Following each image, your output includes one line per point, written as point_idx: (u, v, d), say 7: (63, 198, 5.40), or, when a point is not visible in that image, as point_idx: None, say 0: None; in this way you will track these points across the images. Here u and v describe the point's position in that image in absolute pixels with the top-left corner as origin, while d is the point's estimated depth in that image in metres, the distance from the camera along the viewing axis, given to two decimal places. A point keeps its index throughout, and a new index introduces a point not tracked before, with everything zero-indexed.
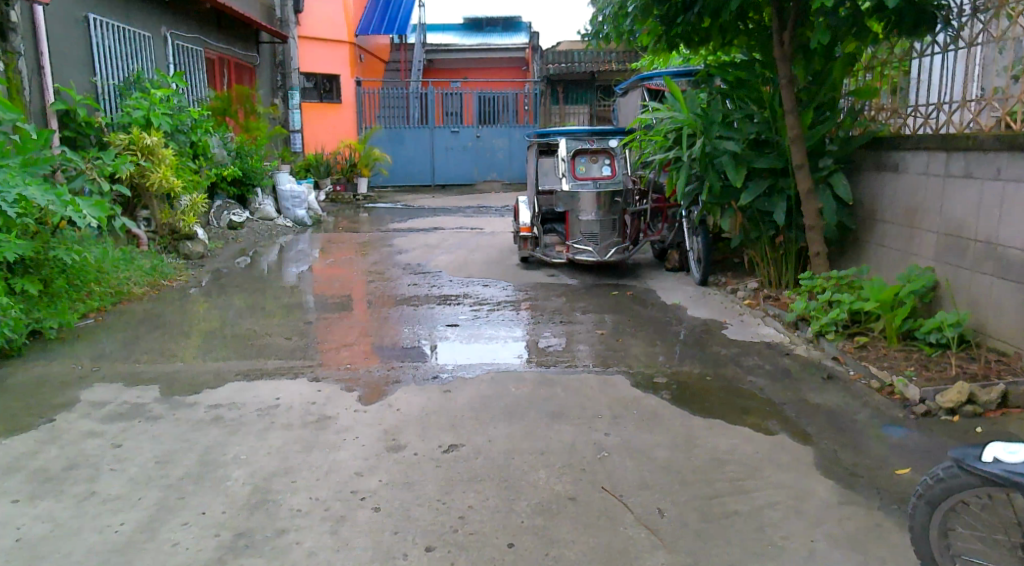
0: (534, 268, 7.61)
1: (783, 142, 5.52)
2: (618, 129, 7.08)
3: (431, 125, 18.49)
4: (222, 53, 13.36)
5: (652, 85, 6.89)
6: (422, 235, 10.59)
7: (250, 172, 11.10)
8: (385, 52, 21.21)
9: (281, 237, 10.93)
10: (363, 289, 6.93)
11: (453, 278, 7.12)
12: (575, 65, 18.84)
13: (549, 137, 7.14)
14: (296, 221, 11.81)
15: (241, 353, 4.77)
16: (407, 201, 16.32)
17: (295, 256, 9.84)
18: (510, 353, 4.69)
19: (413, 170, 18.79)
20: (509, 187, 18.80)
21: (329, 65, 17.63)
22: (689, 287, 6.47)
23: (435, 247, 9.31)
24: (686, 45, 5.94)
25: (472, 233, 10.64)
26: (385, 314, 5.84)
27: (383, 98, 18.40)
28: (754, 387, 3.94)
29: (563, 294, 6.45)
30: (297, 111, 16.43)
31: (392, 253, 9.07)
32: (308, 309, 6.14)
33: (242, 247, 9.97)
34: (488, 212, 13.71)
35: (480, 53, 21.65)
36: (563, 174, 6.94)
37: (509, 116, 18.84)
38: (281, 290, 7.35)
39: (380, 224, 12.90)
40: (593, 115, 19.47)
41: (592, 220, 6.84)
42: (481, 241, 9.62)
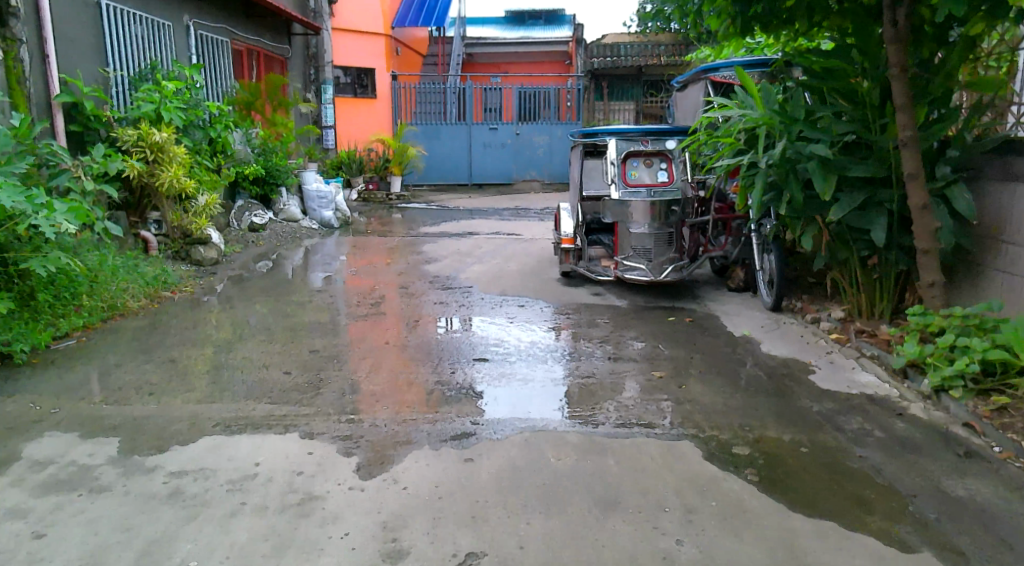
0: (576, 284, 6.77)
1: (885, 145, 4.56)
2: (677, 128, 6.15)
3: (469, 121, 17.73)
4: (251, 43, 12.73)
5: (717, 78, 5.95)
6: (454, 240, 9.82)
7: (273, 170, 10.42)
8: (422, 46, 20.51)
9: (305, 240, 10.25)
10: (384, 304, 6.16)
11: (485, 296, 6.30)
12: (621, 59, 17.91)
13: (597, 137, 6.26)
14: (322, 223, 11.10)
15: (230, 390, 4.01)
16: (442, 200, 15.59)
17: (318, 262, 9.14)
18: (548, 402, 3.85)
19: (449, 168, 18.06)
20: (549, 187, 17.96)
21: (364, 59, 16.98)
22: (758, 313, 5.57)
23: (468, 255, 8.51)
24: (764, 30, 5.02)
25: (509, 238, 9.82)
26: (404, 340, 5.05)
27: (420, 92, 17.71)
28: (865, 465, 3.07)
29: (611, 319, 5.60)
30: (329, 106, 15.89)
31: (421, 261, 8.29)
32: (319, 328, 5.39)
33: (262, 251, 9.31)
34: (526, 215, 12.88)
35: (521, 46, 20.82)
36: (613, 180, 6.04)
37: (550, 112, 17.90)
38: (295, 302, 6.61)
39: (411, 226, 12.16)
40: (639, 111, 18.49)
41: (644, 233, 5.94)
42: (517, 248, 8.80)
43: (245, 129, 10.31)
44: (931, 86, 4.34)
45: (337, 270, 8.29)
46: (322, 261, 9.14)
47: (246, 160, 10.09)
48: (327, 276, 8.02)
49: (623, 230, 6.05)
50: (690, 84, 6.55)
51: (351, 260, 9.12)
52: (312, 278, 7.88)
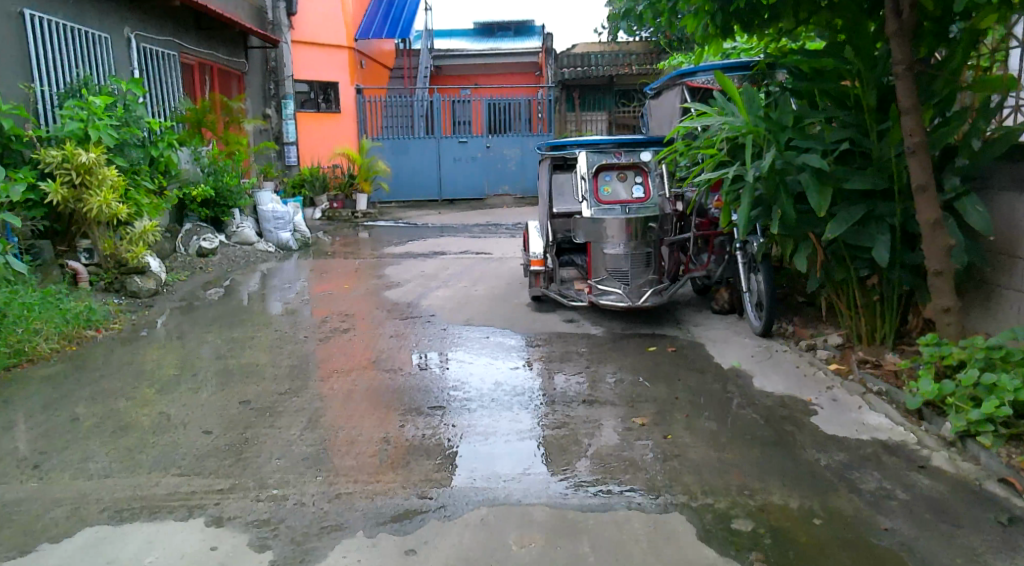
0: (548, 310, 6.22)
1: (885, 152, 4.05)
2: (652, 138, 5.63)
3: (438, 135, 17.19)
4: (203, 58, 12.10)
5: (694, 83, 5.45)
6: (420, 262, 9.22)
7: (225, 191, 9.76)
8: (388, 59, 19.98)
9: (260, 264, 9.60)
10: (335, 337, 5.55)
11: (449, 326, 5.71)
12: (592, 69, 17.50)
13: (565, 150, 5.73)
14: (280, 245, 10.45)
15: (136, 457, 3.39)
16: (410, 217, 14.99)
17: (272, 288, 8.49)
18: (513, 461, 3.27)
19: (418, 184, 17.48)
20: (522, 201, 17.42)
21: (327, 72, 16.37)
22: (747, 340, 5.05)
23: (433, 278, 7.92)
24: (745, 27, 4.52)
25: (478, 258, 9.24)
26: (353, 382, 4.45)
27: (386, 106, 17.11)
28: (893, 543, 2.53)
29: (585, 350, 5.05)
30: (291, 122, 15.28)
31: (383, 286, 7.69)
32: (258, 369, 4.77)
33: (211, 278, 8.65)
34: (497, 231, 12.30)
35: (490, 58, 20.37)
36: (583, 197, 5.51)
37: (522, 124, 17.48)
38: (236, 335, 5.99)
39: (376, 246, 11.55)
40: (612, 122, 18.02)
41: (619, 253, 5.41)
42: (486, 270, 8.24)
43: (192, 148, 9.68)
44: (936, 85, 3.86)
45: (291, 298, 7.65)
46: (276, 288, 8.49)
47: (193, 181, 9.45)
48: (279, 304, 7.39)
49: (596, 250, 5.51)
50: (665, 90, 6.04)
51: (308, 286, 8.49)
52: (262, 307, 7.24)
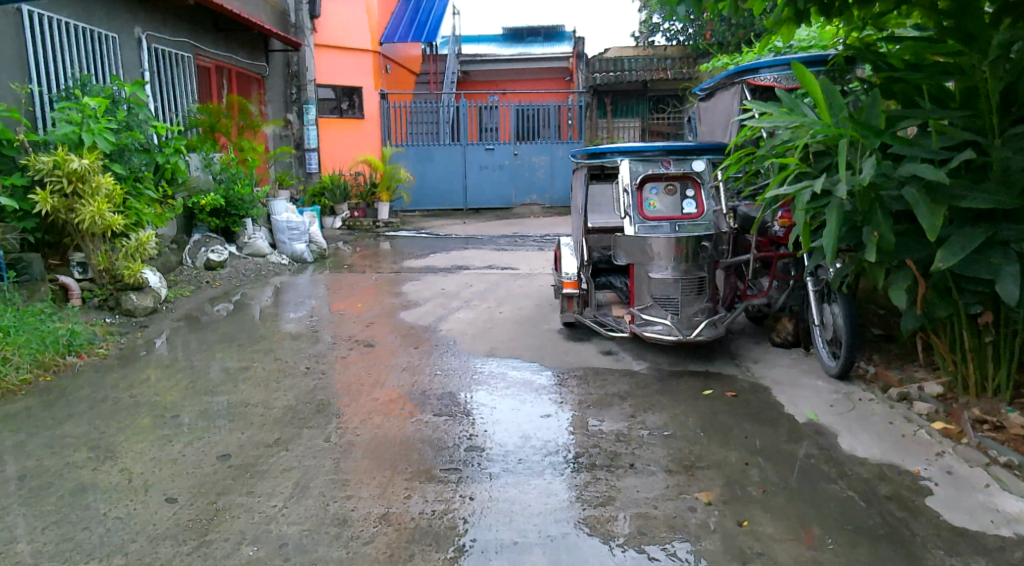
0: (583, 338, 5.51)
1: (1010, 162, 3.29)
2: (707, 145, 4.89)
3: (464, 142, 16.57)
4: (220, 60, 11.60)
5: (758, 81, 4.69)
6: (441, 278, 8.56)
7: (235, 200, 9.13)
8: (414, 64, 19.43)
9: (272, 278, 9.01)
10: (342, 367, 4.88)
11: (471, 358, 5.01)
12: (625, 74, 16.82)
13: (604, 158, 5.00)
14: (293, 257, 9.81)
15: (76, 538, 2.71)
16: (434, 227, 14.37)
17: (282, 304, 7.88)
18: (546, 557, 2.57)
19: (443, 193, 16.86)
20: (551, 211, 16.74)
21: (351, 76, 15.79)
22: (820, 383, 4.30)
23: (454, 297, 7.24)
24: (827, 13, 3.79)
25: (504, 274, 8.56)
26: (355, 429, 3.77)
27: (412, 112, 16.50)
28: None
29: (629, 391, 4.32)
30: (312, 128, 14.73)
31: (400, 305, 7.03)
32: (248, 408, 4.11)
33: (218, 292, 8.07)
34: (524, 244, 11.62)
35: (518, 63, 19.75)
36: (626, 213, 4.74)
37: (550, 132, 16.76)
38: (231, 361, 5.34)
39: (396, 259, 10.93)
40: (645, 129, 17.46)
41: (667, 277, 4.65)
42: (511, 288, 7.54)
43: (199, 154, 9.12)
44: None
45: (300, 316, 7.01)
46: (287, 304, 7.88)
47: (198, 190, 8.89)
48: (286, 323, 6.75)
49: (639, 273, 4.76)
50: (719, 91, 5.29)
51: (322, 302, 7.87)
52: (267, 325, 6.62)
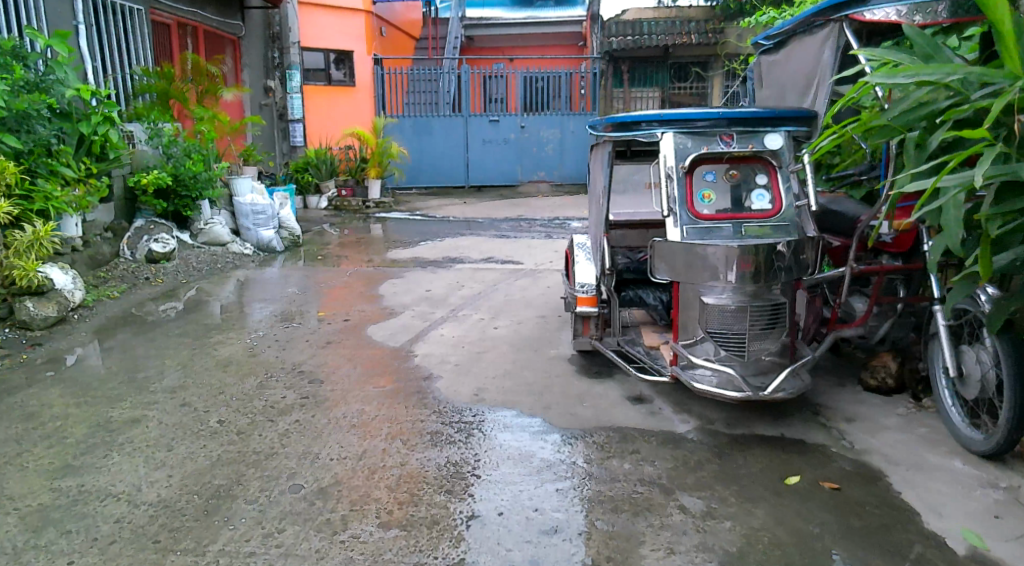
0: (604, 372, 4.10)
1: None
2: (786, 112, 3.37)
3: (466, 113, 15.06)
4: (182, 16, 10.14)
5: (864, 18, 3.22)
6: (429, 274, 7.16)
7: (188, 179, 7.67)
8: (414, 28, 17.87)
9: (232, 271, 7.63)
10: (267, 421, 3.52)
11: (448, 409, 3.62)
12: (644, 38, 15.27)
13: (638, 131, 3.49)
14: (259, 246, 8.40)
15: None
16: (431, 208, 12.94)
17: (234, 304, 6.51)
18: None
19: (443, 169, 15.40)
20: (561, 190, 15.26)
21: (342, 39, 14.11)
22: (960, 468, 2.89)
23: (438, 304, 5.82)
24: None
25: (503, 271, 7.14)
26: (246, 558, 2.40)
27: (410, 79, 14.87)
28: None
29: (676, 473, 2.93)
30: (297, 97, 13.33)
31: (372, 313, 5.62)
32: (103, 503, 2.76)
33: (160, 291, 6.73)
34: (529, 229, 10.19)
35: (528, 27, 18.16)
36: (668, 209, 3.36)
37: (561, 102, 15.22)
38: (127, 395, 4.00)
39: (383, 246, 9.52)
40: (665, 100, 16.07)
41: (725, 305, 3.21)
42: (512, 293, 6.13)
43: (142, 124, 7.78)
44: None
45: (248, 324, 5.63)
46: (239, 304, 6.51)
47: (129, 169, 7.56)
48: (224, 334, 5.39)
49: (684, 294, 3.35)
50: (800, 37, 3.80)
51: (282, 301, 6.49)
52: (199, 334, 5.25)
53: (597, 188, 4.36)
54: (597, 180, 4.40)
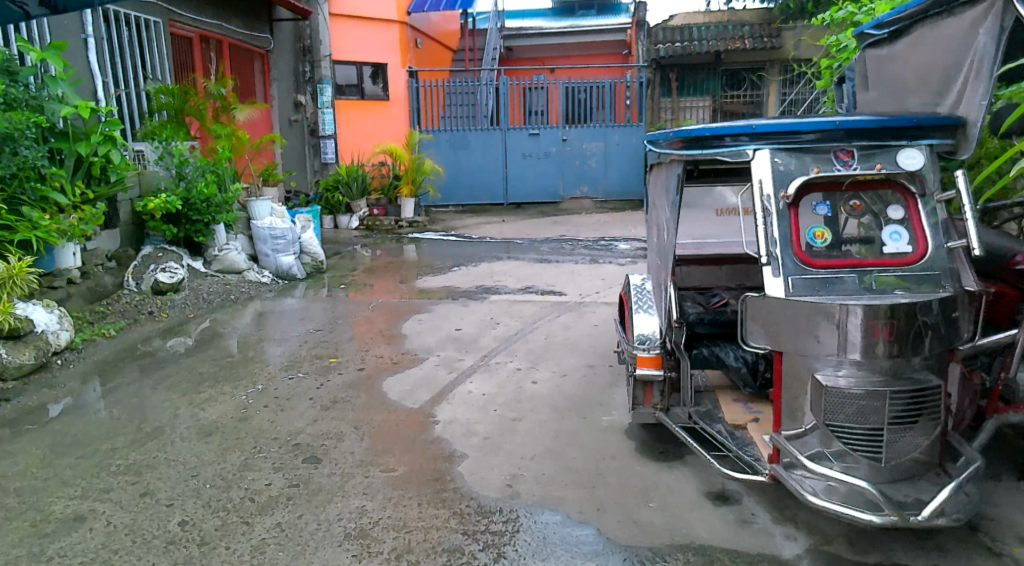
0: (672, 454, 3.26)
1: None
2: (926, 119, 2.49)
3: (504, 126, 14.32)
4: (205, 28, 9.61)
5: None
6: (460, 307, 6.39)
7: (200, 202, 7.02)
8: (451, 39, 17.24)
9: (247, 302, 6.96)
10: (243, 525, 2.76)
11: (472, 513, 2.80)
12: (694, 45, 14.40)
13: (719, 146, 2.63)
14: (278, 273, 7.73)
15: None
16: (467, 227, 12.21)
17: (241, 341, 5.80)
18: None
19: (481, 185, 14.68)
20: (605, 206, 14.41)
21: (374, 50, 13.44)
22: None
23: (468, 349, 5.03)
24: None
25: (543, 304, 6.33)
26: None
27: (447, 91, 14.14)
28: None
29: None
30: (328, 111, 12.81)
31: (391, 360, 4.84)
32: None
33: (164, 327, 6.09)
34: (572, 252, 9.37)
35: (569, 37, 17.40)
36: (766, 252, 2.50)
37: (604, 113, 14.38)
38: (83, 469, 3.29)
39: (413, 270, 8.79)
40: (716, 109, 15.15)
41: (848, 388, 2.35)
42: (554, 334, 5.30)
43: (156, 145, 7.24)
44: None
45: (250, 369, 4.90)
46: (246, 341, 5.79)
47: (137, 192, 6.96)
48: (221, 380, 4.67)
49: (791, 367, 2.49)
50: (932, 21, 3.05)
51: (293, 337, 5.77)
52: (189, 383, 4.53)
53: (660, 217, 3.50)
54: (659, 207, 3.54)
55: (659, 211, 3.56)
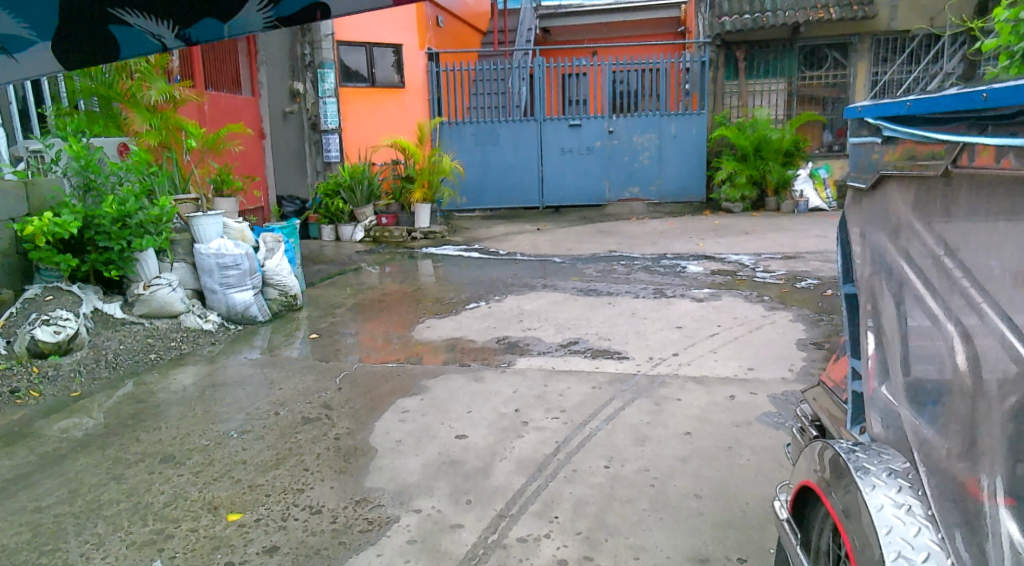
0: None
1: None
2: None
3: (540, 117, 12.16)
4: None
5: None
6: (471, 382, 4.23)
7: (105, 226, 5.01)
8: (480, 19, 15.08)
9: (172, 361, 4.93)
10: None
11: None
12: (768, 15, 12.02)
13: None
14: (229, 315, 5.69)
15: None
16: (494, 238, 10.06)
17: (124, 431, 3.70)
18: None
19: (514, 187, 12.53)
20: (660, 211, 12.12)
21: (388, 33, 11.20)
22: None
23: (472, 494, 2.88)
24: None
25: (598, 381, 4.14)
26: None
27: (474, 78, 12.02)
28: None
29: None
30: (331, 101, 10.61)
31: (334, 522, 2.71)
32: None
33: (25, 414, 4.04)
34: (628, 277, 7.17)
35: (616, 15, 15.09)
36: None
37: (656, 102, 12.13)
38: None
39: (418, 301, 6.65)
40: (792, 93, 12.78)
41: None
42: (620, 462, 3.11)
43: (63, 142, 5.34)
44: None
45: (90, 515, 2.83)
46: (132, 430, 3.69)
47: (21, 210, 5.00)
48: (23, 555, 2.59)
49: None
50: None
51: (206, 429, 3.67)
52: None
53: (996, 330, 1.35)
54: (975, 292, 1.39)
55: (965, 303, 1.42)
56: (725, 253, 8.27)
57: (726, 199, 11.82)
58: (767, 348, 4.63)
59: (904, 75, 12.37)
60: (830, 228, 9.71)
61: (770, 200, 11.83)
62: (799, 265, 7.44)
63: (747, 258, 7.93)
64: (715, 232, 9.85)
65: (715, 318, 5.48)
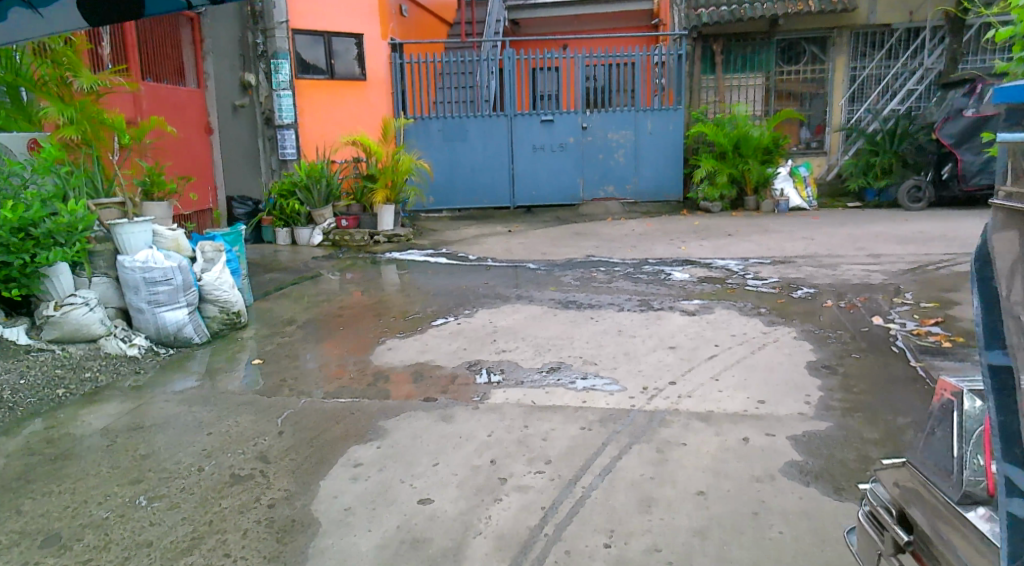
0: None
1: None
2: None
3: (510, 112, 11.52)
4: None
5: None
6: (438, 422, 3.59)
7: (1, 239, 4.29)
8: (446, 10, 14.37)
9: (88, 395, 4.23)
10: None
11: None
12: (745, 7, 11.51)
13: None
14: (159, 337, 4.97)
15: None
16: (463, 241, 9.40)
17: (5, 499, 2.99)
18: None
19: (483, 186, 11.88)
20: (636, 211, 11.57)
21: (348, 21, 10.42)
22: None
23: None
24: None
25: (588, 420, 3.53)
26: None
27: (441, 70, 11.34)
28: None
29: None
30: (286, 94, 9.85)
31: None
32: None
33: None
34: (608, 286, 6.56)
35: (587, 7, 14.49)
36: None
37: (630, 97, 11.57)
38: None
39: (378, 315, 5.97)
40: (770, 89, 12.29)
41: None
42: (621, 537, 2.52)
43: None
44: None
45: None
46: (18, 496, 3.00)
47: None
48: None
49: None
50: None
51: (109, 494, 3.01)
52: None
53: None
54: None
55: None
56: (710, 258, 7.70)
57: (704, 198, 11.30)
58: (776, 374, 4.04)
59: (883, 70, 11.95)
60: (816, 229, 9.23)
61: (750, 200, 11.35)
62: (791, 271, 6.89)
63: (735, 263, 7.36)
64: (696, 234, 9.30)
65: (711, 335, 4.90)
